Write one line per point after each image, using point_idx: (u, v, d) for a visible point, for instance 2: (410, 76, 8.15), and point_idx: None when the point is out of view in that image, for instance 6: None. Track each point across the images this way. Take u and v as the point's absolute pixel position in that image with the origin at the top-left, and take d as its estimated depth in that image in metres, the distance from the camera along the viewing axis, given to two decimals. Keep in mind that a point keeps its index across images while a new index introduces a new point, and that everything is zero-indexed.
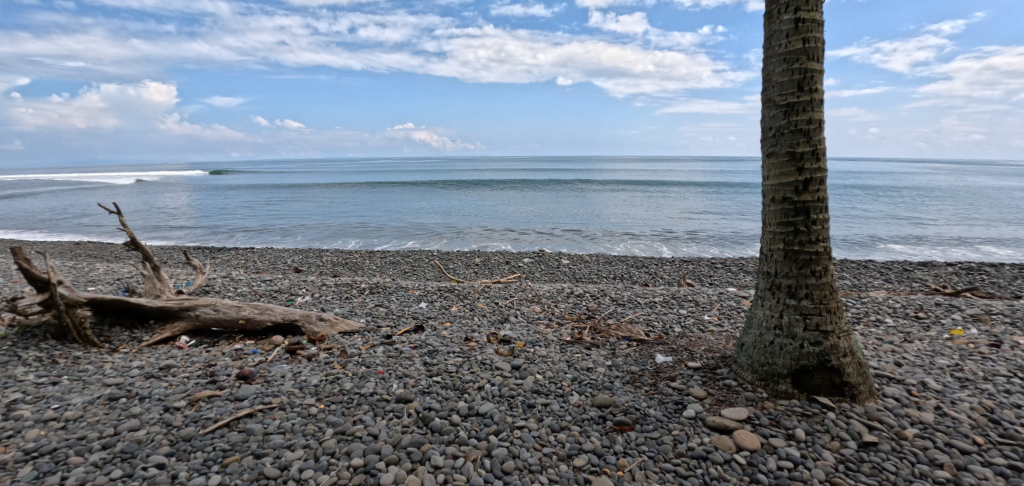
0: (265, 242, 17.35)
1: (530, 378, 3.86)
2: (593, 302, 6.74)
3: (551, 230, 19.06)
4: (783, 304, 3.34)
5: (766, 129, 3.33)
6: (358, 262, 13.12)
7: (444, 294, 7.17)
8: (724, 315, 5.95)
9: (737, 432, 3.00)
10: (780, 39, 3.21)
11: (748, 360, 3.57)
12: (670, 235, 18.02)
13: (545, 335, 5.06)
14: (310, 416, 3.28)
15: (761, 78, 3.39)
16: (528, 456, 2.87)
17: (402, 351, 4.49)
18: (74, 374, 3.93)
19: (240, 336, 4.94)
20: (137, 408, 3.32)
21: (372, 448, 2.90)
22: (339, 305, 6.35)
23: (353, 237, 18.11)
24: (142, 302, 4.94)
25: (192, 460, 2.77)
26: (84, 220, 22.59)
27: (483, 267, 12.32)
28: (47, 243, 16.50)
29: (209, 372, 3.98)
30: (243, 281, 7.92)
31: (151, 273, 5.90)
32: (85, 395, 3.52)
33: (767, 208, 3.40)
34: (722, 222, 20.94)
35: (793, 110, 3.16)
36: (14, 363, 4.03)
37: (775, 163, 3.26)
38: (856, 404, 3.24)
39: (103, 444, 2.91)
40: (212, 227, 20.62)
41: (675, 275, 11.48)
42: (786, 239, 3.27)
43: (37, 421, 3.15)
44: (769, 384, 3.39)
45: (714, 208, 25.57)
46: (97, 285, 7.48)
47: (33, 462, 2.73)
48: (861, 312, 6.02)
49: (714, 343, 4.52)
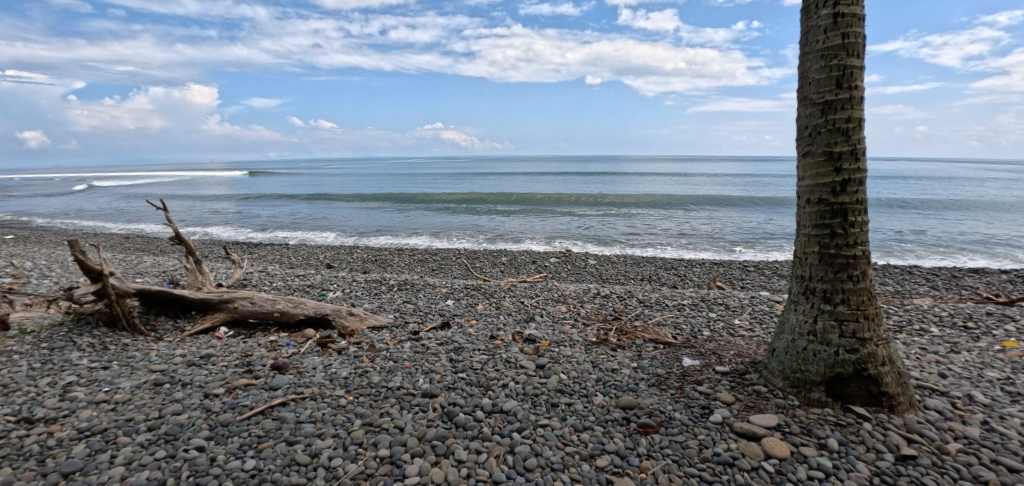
0: (302, 237, 18.15)
1: (553, 377, 3.86)
2: (619, 303, 6.70)
3: (580, 229, 19.24)
4: (817, 309, 3.24)
5: (802, 127, 3.24)
6: (387, 259, 13.37)
7: (470, 292, 7.24)
8: (756, 319, 5.80)
9: (765, 439, 2.92)
10: (818, 35, 3.11)
11: (779, 366, 3.48)
12: (702, 236, 17.65)
13: (571, 334, 5.05)
14: (339, 407, 3.39)
15: (798, 75, 3.29)
16: (550, 455, 2.88)
17: (429, 346, 4.58)
18: (123, 360, 4.18)
19: (275, 328, 5.13)
20: (179, 394, 3.50)
21: (398, 440, 2.97)
22: (369, 301, 6.52)
23: (385, 233, 18.78)
24: (186, 294, 5.21)
25: (230, 444, 2.91)
26: (131, 216, 23.96)
27: (509, 266, 12.38)
28: (101, 236, 17.53)
29: (245, 361, 4.16)
30: (278, 276, 8.21)
31: (194, 265, 6.18)
32: (132, 380, 3.74)
33: (801, 210, 3.31)
34: (756, 224, 20.32)
35: (831, 109, 3.06)
36: (70, 348, 4.33)
37: (810, 163, 3.18)
38: (894, 415, 3.11)
39: (148, 426, 3.09)
40: (256, 223, 21.71)
41: (704, 278, 11.25)
42: (821, 242, 3.17)
43: (90, 403, 3.37)
44: (801, 392, 3.30)
45: (748, 209, 24.86)
46: (144, 276, 7.91)
47: (86, 440, 2.93)
48: (904, 320, 5.74)
49: (744, 348, 4.41)
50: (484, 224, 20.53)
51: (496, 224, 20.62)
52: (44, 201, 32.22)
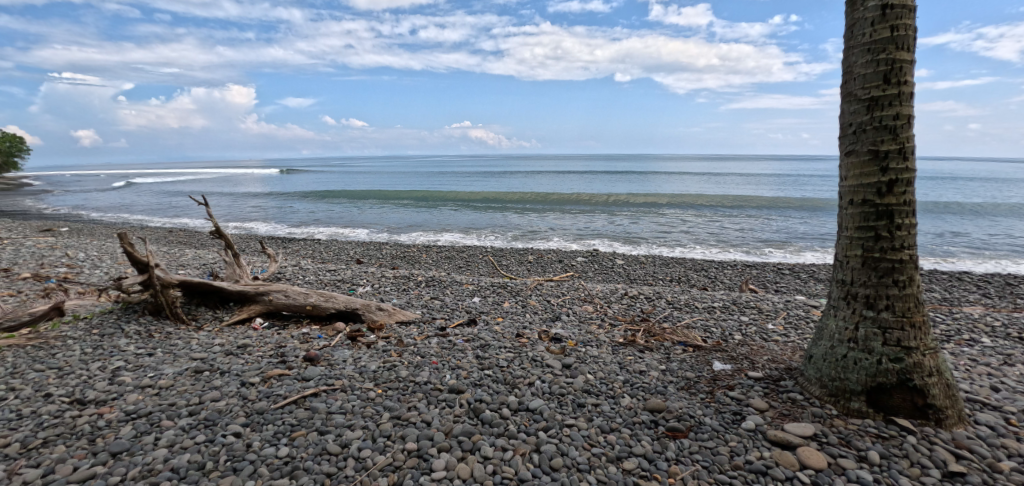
0: (333, 233, 18.60)
1: (580, 377, 3.83)
2: (647, 304, 6.59)
3: (608, 228, 19.00)
4: (859, 315, 3.10)
5: (846, 125, 3.10)
6: (415, 256, 13.55)
7: (496, 290, 7.26)
8: (791, 324, 5.60)
9: (801, 449, 2.82)
10: (864, 28, 2.97)
11: (816, 373, 3.35)
12: (734, 237, 17.16)
13: (598, 335, 5.01)
14: (368, 399, 3.45)
15: (842, 70, 3.15)
16: (576, 455, 2.86)
17: (455, 343, 4.62)
18: (166, 347, 4.38)
19: (307, 321, 5.27)
20: (218, 382, 3.65)
21: (425, 434, 3.01)
22: (397, 296, 6.64)
23: (413, 230, 19.03)
24: (224, 286, 5.42)
25: (265, 432, 3.01)
26: (175, 211, 25.08)
27: (536, 265, 12.35)
28: (147, 229, 18.43)
29: (279, 352, 4.29)
30: (310, 270, 8.43)
31: (232, 259, 6.42)
32: (175, 367, 3.91)
33: (843, 212, 3.17)
34: (792, 225, 19.59)
35: (878, 105, 2.92)
36: (118, 334, 4.58)
37: (854, 162, 3.04)
38: (942, 429, 2.94)
39: (189, 411, 3.22)
40: (290, 219, 22.37)
41: (736, 280, 10.94)
42: (865, 245, 3.03)
43: (136, 387, 3.55)
44: (839, 401, 3.17)
45: (783, 210, 24.01)
46: (186, 269, 8.27)
47: (133, 422, 3.08)
48: (952, 330, 5.43)
49: (778, 354, 4.27)
50: (511, 222, 20.53)
51: (523, 222, 20.59)
52: (96, 196, 34.12)
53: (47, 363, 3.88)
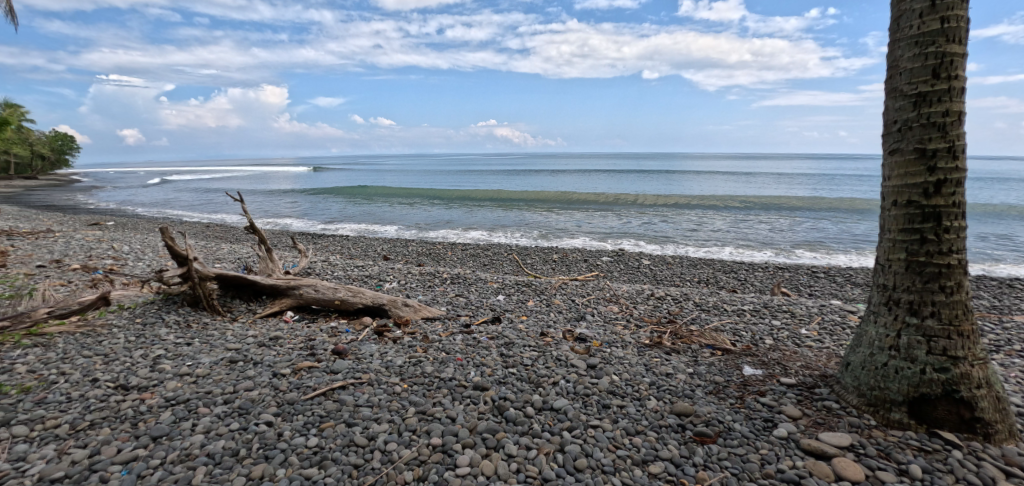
0: (361, 230, 18.98)
1: (605, 378, 3.79)
2: (674, 305, 6.47)
3: (634, 227, 18.76)
4: (902, 322, 2.96)
5: (890, 122, 2.96)
6: (440, 253, 13.69)
7: (521, 288, 7.27)
8: (825, 329, 5.40)
9: (836, 460, 2.71)
10: (911, 19, 2.82)
11: (854, 381, 3.22)
12: (766, 238, 16.67)
13: (623, 335, 4.95)
14: (394, 393, 3.51)
15: (887, 64, 3.01)
16: (601, 456, 2.83)
17: (480, 340, 4.64)
18: (203, 337, 4.56)
19: (336, 315, 5.39)
20: (251, 372, 3.76)
21: (450, 430, 3.03)
22: (423, 293, 6.72)
23: (439, 228, 19.23)
24: (257, 279, 5.59)
25: (295, 422, 3.09)
26: (212, 207, 26.06)
27: (560, 263, 12.30)
28: (187, 224, 19.21)
29: (309, 345, 4.40)
30: (339, 265, 8.62)
31: (264, 254, 6.63)
32: (211, 356, 4.06)
33: (886, 213, 3.03)
34: (827, 227, 18.88)
35: (926, 101, 2.77)
36: (159, 324, 4.79)
37: (899, 161, 2.90)
38: (990, 444, 2.79)
39: (224, 400, 3.34)
40: (320, 215, 22.95)
41: (767, 283, 10.63)
42: (909, 248, 2.89)
43: (175, 375, 3.69)
44: (878, 411, 3.03)
45: (819, 211, 23.17)
46: (222, 262, 8.58)
47: (172, 408, 3.22)
48: (1002, 340, 5.12)
49: (812, 360, 4.12)
50: (536, 221, 20.51)
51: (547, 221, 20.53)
52: (140, 192, 35.80)
53: (94, 349, 4.09)
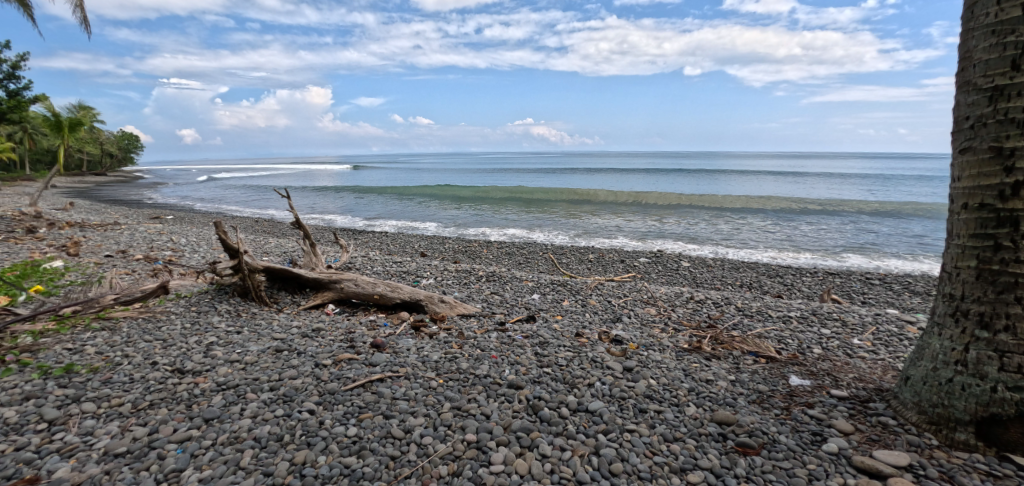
0: (399, 227, 19.39)
1: (642, 382, 3.71)
2: (715, 310, 6.25)
3: (673, 228, 18.28)
4: (971, 336, 2.74)
5: (962, 118, 2.75)
6: (476, 251, 13.79)
7: (556, 288, 7.22)
8: (880, 340, 5.08)
9: (892, 480, 2.55)
10: (988, 7, 2.61)
11: (913, 397, 3.01)
12: (815, 242, 15.84)
13: (661, 339, 4.82)
14: (430, 388, 3.56)
15: (959, 56, 2.79)
16: (637, 462, 2.77)
17: (514, 338, 4.64)
18: (252, 326, 4.78)
19: (374, 309, 5.53)
20: (295, 361, 3.91)
21: (484, 426, 3.04)
22: (459, 290, 6.79)
23: (475, 226, 19.38)
24: (302, 273, 5.82)
25: (335, 411, 3.19)
26: (261, 203, 27.29)
27: (596, 264, 12.14)
28: (238, 218, 20.22)
29: (349, 337, 4.54)
30: (378, 261, 8.84)
31: (308, 248, 6.89)
32: (259, 345, 4.25)
33: (955, 216, 2.82)
34: (884, 230, 17.74)
35: (1003, 95, 2.55)
36: (212, 312, 5.06)
37: (971, 160, 2.68)
38: None
39: (270, 387, 3.49)
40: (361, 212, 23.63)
41: (815, 289, 10.11)
42: (981, 256, 2.67)
43: (226, 361, 3.89)
44: (941, 431, 2.82)
45: (874, 214, 21.81)
46: (269, 256, 8.98)
47: (223, 392, 3.39)
48: None
49: (865, 372, 3.88)
50: (572, 220, 20.34)
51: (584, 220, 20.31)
52: (197, 189, 37.96)
53: (154, 334, 4.37)
